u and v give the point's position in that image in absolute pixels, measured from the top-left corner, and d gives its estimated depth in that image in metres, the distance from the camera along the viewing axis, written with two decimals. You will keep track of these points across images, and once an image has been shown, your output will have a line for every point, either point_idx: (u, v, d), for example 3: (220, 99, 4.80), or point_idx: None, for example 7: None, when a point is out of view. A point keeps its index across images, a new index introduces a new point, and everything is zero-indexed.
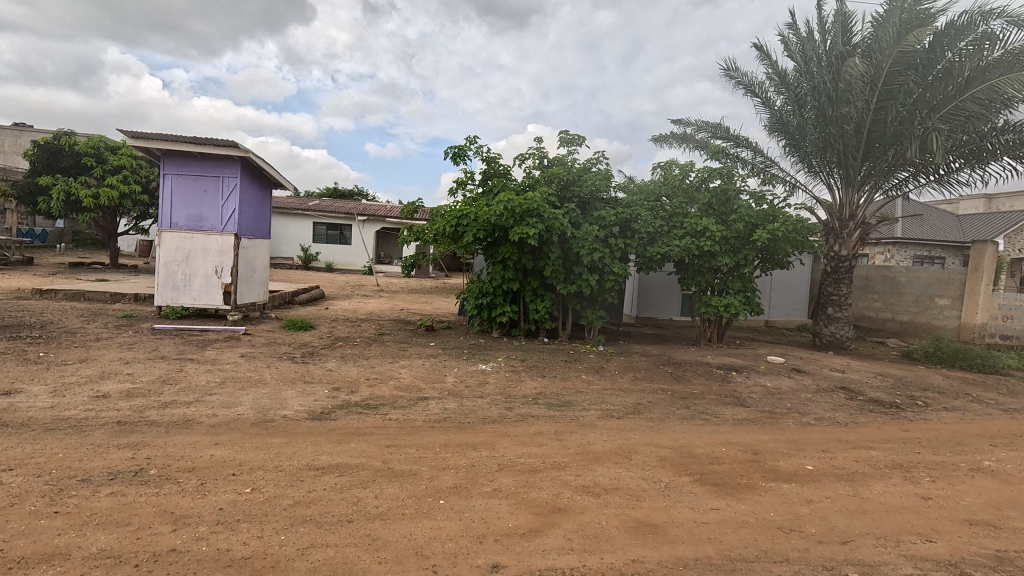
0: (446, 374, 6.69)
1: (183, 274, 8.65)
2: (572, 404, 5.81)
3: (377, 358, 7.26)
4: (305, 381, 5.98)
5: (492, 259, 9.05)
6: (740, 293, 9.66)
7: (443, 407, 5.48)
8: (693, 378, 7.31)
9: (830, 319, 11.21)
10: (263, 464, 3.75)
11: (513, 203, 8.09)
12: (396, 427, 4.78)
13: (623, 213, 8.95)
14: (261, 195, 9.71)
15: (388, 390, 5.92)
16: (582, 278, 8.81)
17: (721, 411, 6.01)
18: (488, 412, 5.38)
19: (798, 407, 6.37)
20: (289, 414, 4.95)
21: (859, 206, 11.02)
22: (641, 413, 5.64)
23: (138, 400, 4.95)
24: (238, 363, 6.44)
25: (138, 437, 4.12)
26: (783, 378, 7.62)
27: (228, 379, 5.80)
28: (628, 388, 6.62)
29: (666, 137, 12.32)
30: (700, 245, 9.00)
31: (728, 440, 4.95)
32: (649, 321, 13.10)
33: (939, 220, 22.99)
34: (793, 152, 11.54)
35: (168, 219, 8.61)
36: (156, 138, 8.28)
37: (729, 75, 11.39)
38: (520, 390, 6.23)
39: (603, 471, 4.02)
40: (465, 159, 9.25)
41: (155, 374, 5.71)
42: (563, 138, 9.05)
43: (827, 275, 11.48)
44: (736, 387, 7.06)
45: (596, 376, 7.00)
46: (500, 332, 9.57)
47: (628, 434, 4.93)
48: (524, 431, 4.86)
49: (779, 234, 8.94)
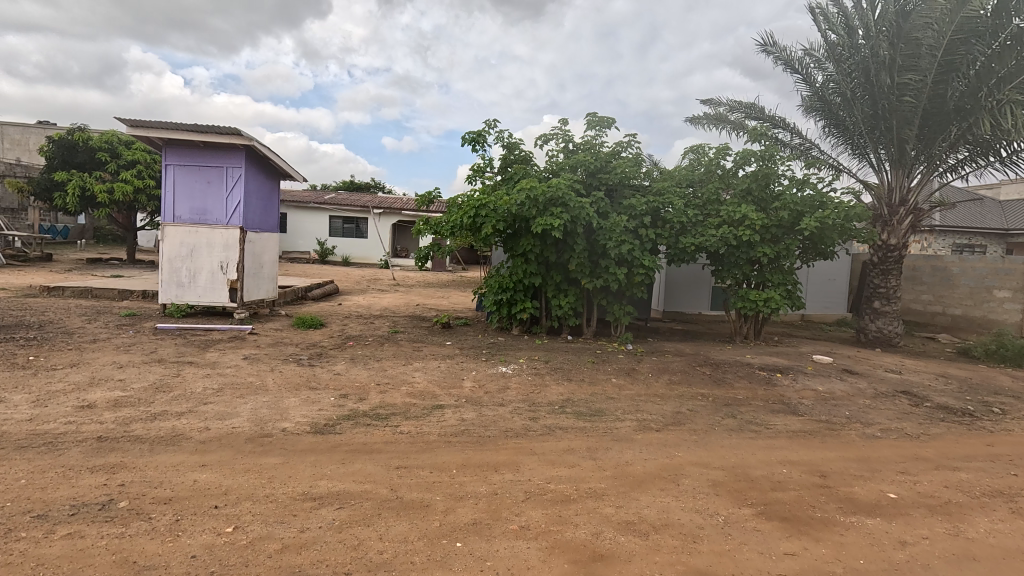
0: (464, 377, 6.13)
1: (188, 270, 8.23)
2: (604, 413, 5.20)
3: (389, 359, 6.75)
4: (310, 388, 5.45)
5: (512, 253, 8.45)
6: (781, 287, 8.92)
7: (460, 417, 4.91)
8: (735, 381, 6.62)
9: (877, 314, 10.36)
10: (253, 493, 3.23)
11: (536, 191, 7.51)
12: (408, 443, 4.23)
13: (655, 201, 8.27)
14: (269, 187, 9.24)
15: (400, 398, 5.37)
16: (610, 271, 8.22)
17: (772, 420, 5.34)
18: (510, 424, 4.81)
19: (858, 415, 5.65)
20: (289, 427, 4.43)
21: (910, 190, 10.14)
22: (683, 424, 5.00)
23: (125, 411, 4.49)
24: (240, 367, 5.96)
25: (117, 457, 3.64)
26: (836, 381, 6.87)
27: (227, 385, 5.32)
28: (665, 393, 5.97)
29: (696, 119, 11.54)
30: (738, 235, 8.30)
31: (787, 458, 4.29)
32: (677, 316, 12.37)
33: (985, 206, 21.51)
34: (840, 130, 10.73)
35: (171, 213, 8.18)
36: (156, 126, 7.80)
37: (766, 52, 10.56)
38: (545, 396, 5.65)
39: (648, 501, 3.42)
40: (484, 144, 8.63)
41: (149, 380, 5.26)
42: (589, 120, 8.37)
43: (873, 265, 10.62)
44: (784, 391, 6.36)
45: (628, 380, 6.36)
46: (520, 330, 8.97)
47: (672, 451, 4.30)
48: (553, 447, 4.27)
49: (828, 222, 8.16)
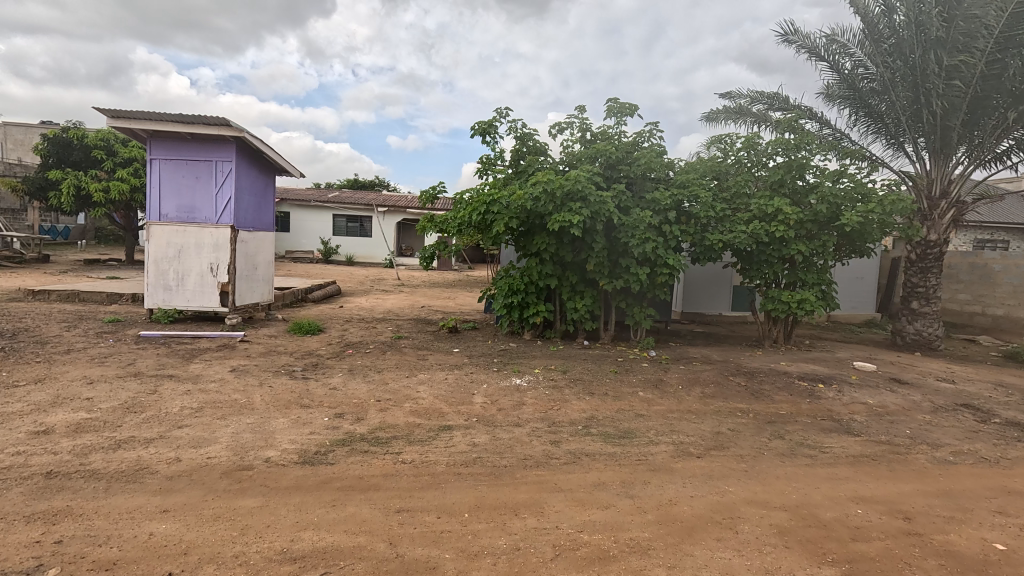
0: (474, 392, 5.49)
1: (175, 272, 7.64)
2: (634, 436, 4.58)
3: (392, 370, 6.13)
4: (301, 406, 4.84)
5: (525, 251, 7.82)
6: (816, 287, 8.24)
7: (471, 442, 4.29)
8: (774, 394, 5.95)
9: (915, 315, 9.67)
10: (219, 553, 2.62)
11: (553, 184, 6.86)
12: (411, 478, 3.61)
13: (680, 194, 7.63)
14: (264, 183, 8.63)
15: (403, 417, 4.75)
16: (630, 271, 7.60)
17: (826, 443, 4.68)
18: (529, 450, 4.18)
19: (922, 435, 4.97)
20: (274, 456, 3.82)
21: (953, 180, 9.47)
22: (727, 449, 4.36)
23: (86, 438, 3.89)
24: (225, 381, 5.35)
25: (62, 502, 3.04)
26: (886, 393, 6.17)
27: (208, 404, 4.72)
28: (700, 409, 5.32)
29: (717, 113, 10.82)
30: (771, 230, 7.64)
31: (859, 494, 3.64)
32: (696, 317, 11.68)
33: (1007, 201, 20.59)
34: (872, 118, 10.02)
35: (156, 211, 7.59)
36: (139, 116, 7.21)
37: (788, 41, 9.83)
38: (566, 414, 5.02)
39: (705, 558, 2.78)
40: (494, 134, 7.98)
41: (119, 398, 4.66)
42: (611, 107, 7.71)
43: (910, 263, 9.89)
44: (830, 405, 5.69)
45: (656, 393, 5.72)
46: (532, 334, 8.34)
47: (721, 486, 3.65)
48: (580, 482, 3.65)
49: (872, 216, 7.47)
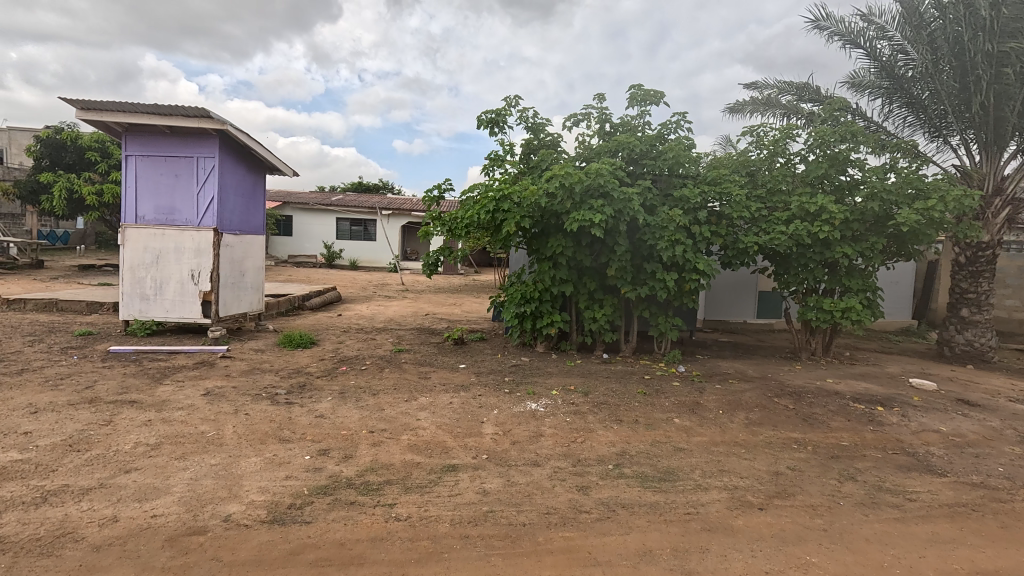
0: (483, 420, 4.72)
1: (153, 280, 6.93)
2: (678, 479, 3.79)
3: (389, 392, 5.37)
4: (280, 441, 4.09)
5: (538, 255, 7.06)
6: (862, 293, 7.41)
7: (481, 489, 3.52)
8: (830, 420, 5.14)
9: (965, 324, 8.81)
10: None
11: (572, 179, 6.09)
12: (406, 545, 2.84)
13: (710, 191, 6.87)
14: (252, 182, 7.92)
15: (399, 454, 4.00)
16: (656, 278, 6.85)
17: (911, 486, 3.87)
18: (552, 501, 3.40)
19: (1021, 474, 4.15)
20: (236, 513, 3.06)
21: (1007, 176, 8.63)
22: (794, 497, 3.55)
23: (6, 489, 3.15)
24: (195, 408, 4.62)
25: None
26: (959, 418, 5.32)
27: (170, 438, 3.99)
28: (748, 441, 4.52)
29: (743, 105, 10.03)
30: (815, 231, 6.83)
31: (980, 569, 2.82)
32: (719, 326, 10.87)
33: None
34: (913, 109, 9.14)
35: (133, 213, 6.90)
36: (112, 108, 6.53)
37: (819, 27, 8.95)
38: (592, 449, 4.25)
39: None
40: (503, 126, 7.24)
41: (64, 433, 3.92)
42: (634, 95, 6.97)
43: (958, 266, 9.04)
44: (898, 434, 4.88)
45: (694, 420, 4.93)
46: (546, 347, 7.57)
47: (800, 556, 2.85)
48: (621, 549, 2.87)
49: (930, 215, 6.64)
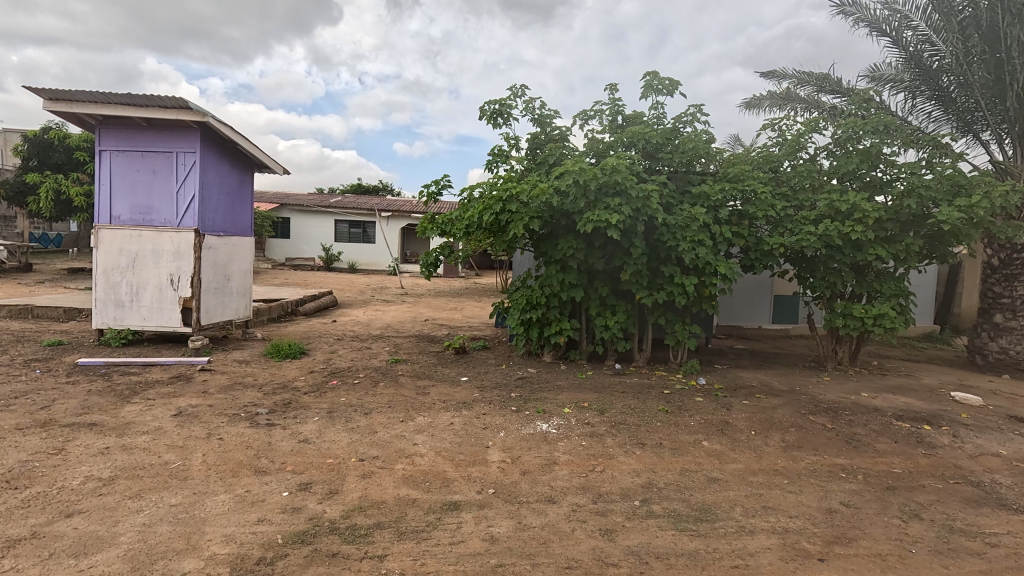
0: (487, 445, 4.19)
1: (129, 285, 6.40)
2: (717, 519, 3.24)
3: (384, 410, 4.85)
4: (255, 472, 3.56)
5: (546, 258, 6.52)
6: (894, 298, 6.87)
7: (488, 535, 2.97)
8: (875, 442, 4.59)
9: (1000, 331, 8.25)
10: None
11: (586, 175, 5.54)
12: None
13: (732, 188, 6.35)
14: (238, 180, 7.40)
15: (392, 488, 3.46)
16: (674, 283, 6.31)
17: (988, 527, 3.31)
18: (572, 550, 2.86)
19: None
20: (192, 573, 2.52)
21: None
22: (857, 544, 3.01)
23: None
24: (163, 431, 4.09)
25: None
26: (1018, 439, 4.77)
27: (127, 470, 3.45)
28: (789, 470, 3.98)
29: (759, 99, 9.51)
30: (847, 231, 6.29)
31: None
32: (733, 330, 10.33)
33: None
34: (941, 103, 8.61)
35: (107, 212, 6.38)
36: (83, 98, 6.01)
37: (842, 15, 8.43)
38: (614, 480, 3.71)
39: None
40: (507, 118, 6.71)
41: (3, 466, 3.38)
42: (649, 84, 6.45)
43: (991, 269, 8.49)
44: (955, 459, 4.33)
45: (723, 443, 4.39)
46: (553, 357, 7.03)
47: None
48: None
49: (972, 214, 6.11)
